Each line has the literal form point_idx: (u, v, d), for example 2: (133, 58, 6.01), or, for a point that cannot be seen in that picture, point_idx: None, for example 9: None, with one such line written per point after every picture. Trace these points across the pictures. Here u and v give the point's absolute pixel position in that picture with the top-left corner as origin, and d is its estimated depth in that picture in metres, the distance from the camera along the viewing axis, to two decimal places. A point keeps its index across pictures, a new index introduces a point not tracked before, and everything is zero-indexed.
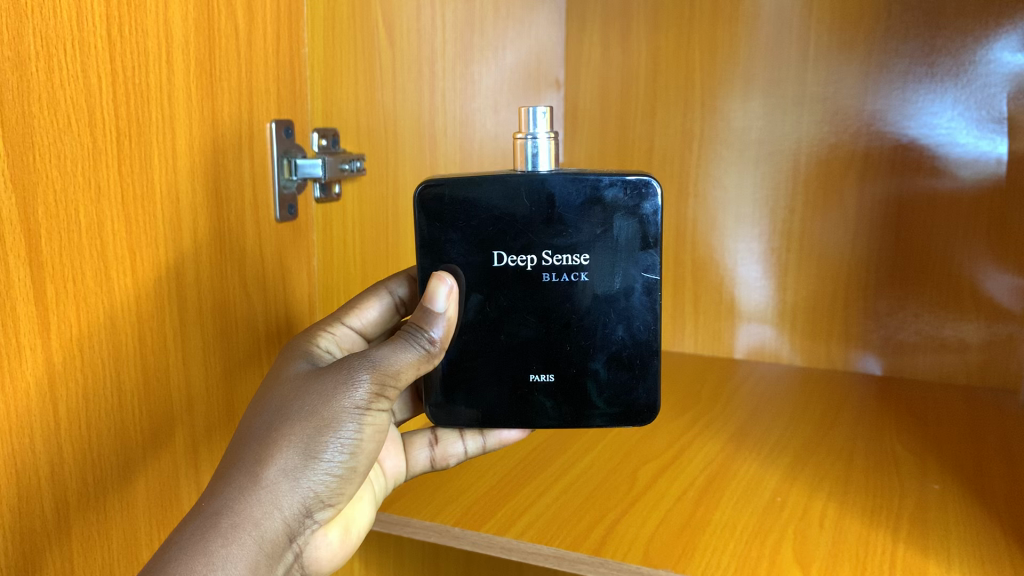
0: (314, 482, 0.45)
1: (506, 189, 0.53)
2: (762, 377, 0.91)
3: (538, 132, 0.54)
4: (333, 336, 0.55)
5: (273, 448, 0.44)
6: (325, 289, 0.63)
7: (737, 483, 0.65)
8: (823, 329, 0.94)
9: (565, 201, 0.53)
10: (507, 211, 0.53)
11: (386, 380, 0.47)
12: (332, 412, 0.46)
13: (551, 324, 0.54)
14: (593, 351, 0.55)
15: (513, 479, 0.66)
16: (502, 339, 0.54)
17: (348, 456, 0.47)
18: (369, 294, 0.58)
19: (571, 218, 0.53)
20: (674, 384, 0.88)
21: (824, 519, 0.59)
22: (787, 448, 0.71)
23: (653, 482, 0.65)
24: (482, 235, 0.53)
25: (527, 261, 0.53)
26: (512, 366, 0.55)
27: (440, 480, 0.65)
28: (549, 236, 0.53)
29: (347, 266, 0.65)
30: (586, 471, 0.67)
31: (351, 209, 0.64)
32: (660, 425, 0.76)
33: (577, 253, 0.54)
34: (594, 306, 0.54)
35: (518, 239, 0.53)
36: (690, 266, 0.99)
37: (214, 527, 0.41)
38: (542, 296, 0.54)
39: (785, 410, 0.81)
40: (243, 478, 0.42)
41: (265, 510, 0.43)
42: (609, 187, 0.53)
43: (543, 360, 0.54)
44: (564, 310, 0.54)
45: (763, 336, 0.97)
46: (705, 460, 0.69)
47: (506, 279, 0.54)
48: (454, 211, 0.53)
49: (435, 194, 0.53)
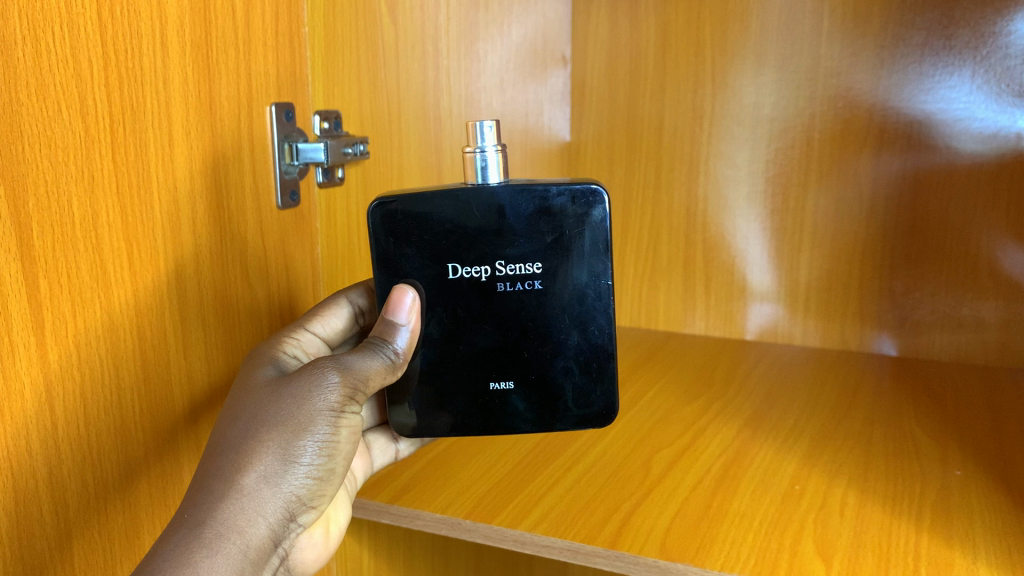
0: (296, 486, 0.46)
1: (456, 202, 0.53)
2: (776, 359, 0.89)
3: (487, 146, 0.53)
4: (298, 345, 0.53)
5: (252, 455, 0.44)
6: (328, 277, 0.61)
7: (753, 470, 0.63)
8: (838, 309, 0.92)
9: (515, 212, 0.53)
10: (461, 223, 0.53)
11: (355, 384, 0.48)
12: (308, 417, 0.46)
13: (509, 333, 0.55)
14: (552, 355, 0.55)
15: (522, 470, 0.64)
16: (465, 345, 0.55)
17: (326, 460, 0.47)
18: (332, 301, 0.56)
19: (522, 229, 0.54)
20: (686, 367, 0.86)
21: (844, 508, 0.58)
22: (804, 435, 0.70)
23: (669, 470, 0.63)
24: (435, 249, 0.54)
25: (482, 272, 0.54)
26: (474, 371, 0.55)
27: (449, 471, 0.64)
28: (502, 246, 0.54)
29: (351, 252, 0.63)
30: (597, 461, 0.65)
31: (355, 194, 0.62)
32: (672, 410, 0.75)
33: (529, 263, 0.54)
34: (551, 315, 0.55)
35: (471, 250, 0.54)
36: (700, 247, 0.97)
37: (198, 537, 0.41)
38: (498, 306, 0.55)
39: (800, 393, 0.79)
40: (225, 486, 0.43)
41: (248, 518, 0.44)
42: (556, 196, 0.53)
43: (504, 364, 0.55)
44: (520, 319, 0.55)
45: (774, 316, 0.95)
46: (720, 448, 0.67)
47: (465, 289, 0.54)
48: (410, 226, 0.53)
49: (392, 211, 0.53)
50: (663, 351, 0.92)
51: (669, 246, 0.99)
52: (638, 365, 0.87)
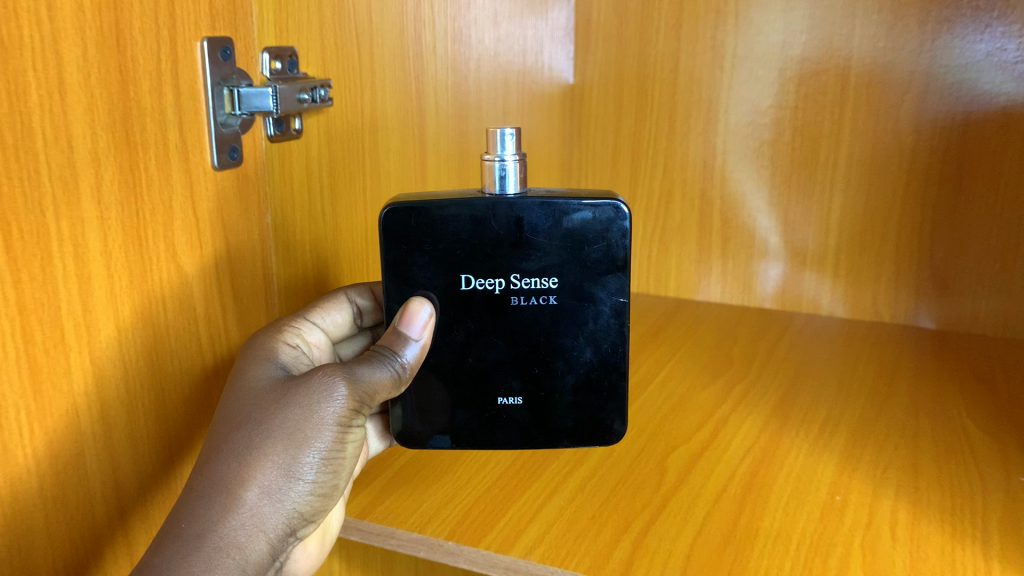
0: (298, 501, 0.43)
1: (473, 214, 0.49)
2: (803, 331, 0.80)
3: (508, 156, 0.49)
4: (301, 335, 0.50)
5: (253, 467, 0.41)
6: (285, 249, 0.51)
7: (786, 477, 0.54)
8: (870, 275, 0.83)
9: (533, 225, 0.50)
10: (478, 234, 0.49)
11: (363, 399, 0.45)
12: (314, 429, 0.43)
13: (520, 349, 0.51)
14: (564, 373, 0.52)
15: (518, 475, 0.55)
16: (472, 359, 0.51)
17: (330, 475, 0.44)
18: (336, 296, 0.54)
19: (539, 243, 0.50)
20: (702, 342, 0.77)
21: (895, 527, 0.49)
22: (841, 429, 0.60)
23: (687, 474, 0.54)
24: (450, 260, 0.50)
25: (495, 285, 0.50)
26: (480, 386, 0.52)
27: (433, 479, 0.54)
28: (518, 258, 0.50)
29: (314, 219, 0.53)
30: (603, 463, 0.56)
31: (316, 150, 0.52)
32: (688, 396, 0.65)
33: (545, 277, 0.50)
34: (564, 331, 0.51)
35: (485, 263, 0.50)
36: (718, 204, 0.87)
37: (195, 553, 0.38)
38: (509, 320, 0.51)
39: (832, 375, 0.70)
40: (224, 498, 0.40)
41: (247, 533, 0.40)
42: (577, 212, 0.50)
43: (512, 379, 0.52)
44: (532, 335, 0.51)
45: (800, 283, 0.86)
46: (745, 445, 0.58)
47: (476, 302, 0.50)
48: (424, 235, 0.49)
49: (405, 218, 0.49)
50: (676, 322, 0.82)
51: (683, 203, 0.89)
52: (648, 340, 0.77)
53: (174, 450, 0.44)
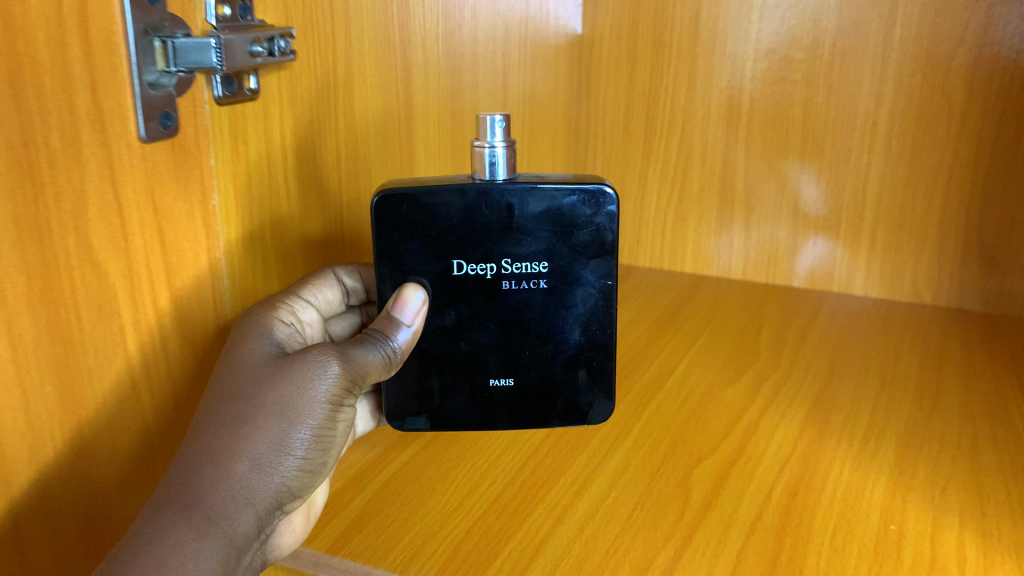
0: (287, 478, 0.39)
1: (464, 199, 0.45)
2: (835, 315, 0.72)
3: (499, 142, 0.45)
4: (296, 314, 0.45)
5: (239, 443, 0.38)
6: (239, 235, 0.42)
7: (830, 500, 0.46)
8: (910, 252, 0.74)
9: (525, 210, 0.46)
10: (469, 219, 0.45)
11: (356, 377, 0.41)
12: (304, 404, 0.39)
13: (512, 336, 0.47)
14: (559, 358, 0.48)
15: (519, 493, 0.47)
16: (463, 345, 0.47)
17: (319, 452, 0.41)
18: (328, 273, 0.49)
19: (530, 226, 0.46)
20: (724, 329, 0.68)
21: (965, 570, 0.41)
22: (889, 438, 0.52)
23: (715, 495, 0.46)
24: (441, 247, 0.45)
25: (487, 270, 0.46)
26: (469, 371, 0.47)
27: (420, 500, 0.47)
28: (511, 241, 0.46)
29: (276, 196, 0.44)
30: (616, 480, 0.48)
31: (276, 113, 0.43)
32: (710, 395, 0.58)
33: (538, 259, 0.46)
34: (558, 317, 0.47)
35: (478, 249, 0.46)
36: (742, 171, 0.78)
37: (180, 523, 0.35)
38: (502, 306, 0.47)
39: (872, 368, 0.62)
40: (211, 468, 0.37)
41: (235, 505, 0.37)
42: (567, 194, 0.46)
43: (504, 361, 0.47)
44: (525, 322, 0.47)
45: (832, 259, 0.77)
46: (779, 458, 0.50)
47: (468, 287, 0.46)
48: (415, 221, 0.45)
49: (396, 205, 0.45)
50: (695, 304, 0.74)
51: (702, 169, 0.80)
52: (662, 325, 0.69)
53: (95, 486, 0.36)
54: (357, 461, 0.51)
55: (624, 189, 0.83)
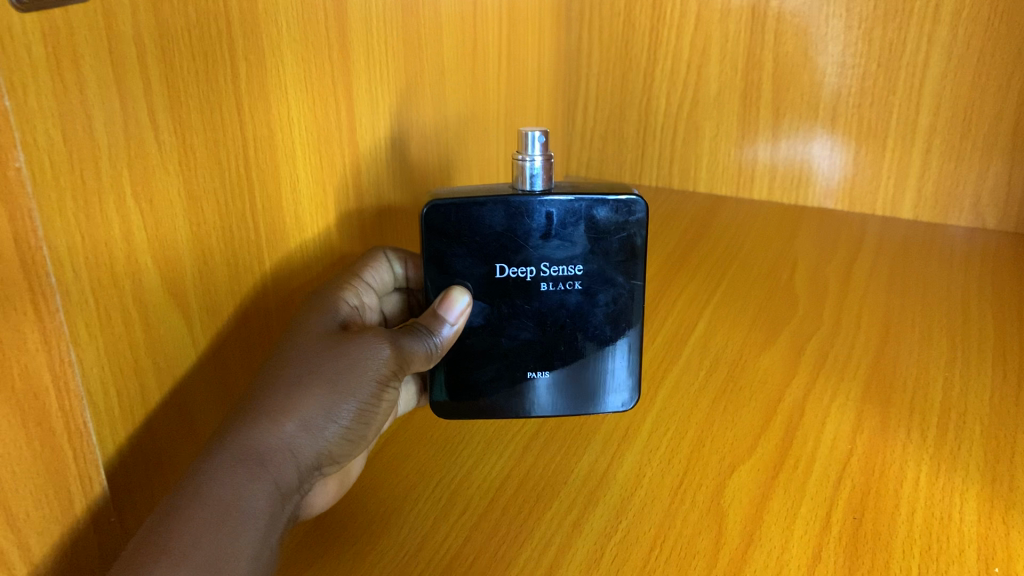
0: (328, 451, 0.33)
1: (507, 209, 0.36)
2: (882, 247, 0.59)
3: (541, 154, 0.37)
4: (354, 299, 0.39)
5: (286, 404, 0.31)
6: (72, 208, 0.28)
7: (908, 524, 0.35)
8: (973, 166, 0.61)
9: (566, 220, 0.37)
10: (515, 225, 0.37)
11: (405, 357, 0.35)
12: (352, 377, 0.33)
13: (546, 343, 0.38)
14: (605, 367, 0.39)
15: (498, 534, 0.35)
16: (501, 345, 0.38)
17: (361, 428, 0.34)
18: (383, 251, 0.42)
19: (568, 232, 0.37)
20: (750, 270, 0.56)
21: None
22: (971, 430, 0.41)
23: (761, 525, 0.35)
24: (479, 258, 0.37)
25: (525, 276, 0.37)
26: (507, 369, 0.39)
27: (364, 545, 0.34)
28: (554, 248, 0.37)
29: (146, 144, 0.30)
30: (628, 501, 0.37)
31: (123, 17, 0.28)
32: (741, 370, 0.45)
33: (576, 264, 0.37)
34: (602, 332, 0.39)
35: (519, 258, 0.37)
36: (770, 69, 0.63)
37: (208, 493, 0.29)
38: (541, 315, 0.38)
39: (937, 325, 0.49)
40: (246, 434, 0.30)
41: (272, 473, 0.31)
42: (603, 206, 0.37)
43: (547, 354, 0.39)
44: (561, 329, 0.38)
45: (876, 175, 0.64)
46: (838, 465, 0.39)
47: (506, 296, 0.37)
48: (453, 234, 0.37)
49: (442, 214, 0.36)
50: (712, 235, 0.61)
51: (721, 67, 0.64)
52: (676, 266, 0.57)
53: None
54: None
55: (625, 93, 0.68)
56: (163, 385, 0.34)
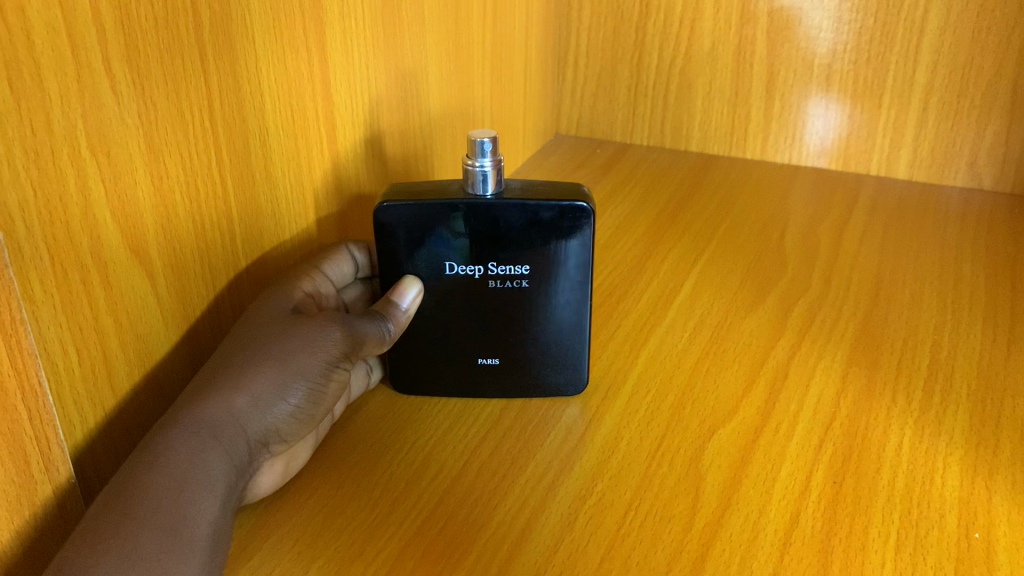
0: (281, 427, 0.32)
1: (457, 212, 0.36)
2: (875, 207, 0.58)
3: (491, 160, 0.35)
4: (311, 287, 0.38)
5: (238, 381, 0.32)
6: (18, 160, 0.27)
7: (886, 484, 0.35)
8: (972, 124, 0.59)
9: (514, 224, 0.37)
10: (463, 228, 0.36)
11: (357, 341, 0.35)
12: (299, 357, 0.33)
13: (494, 333, 0.39)
14: (555, 361, 0.40)
15: (469, 499, 0.34)
16: (451, 331, 0.39)
17: (314, 408, 0.34)
18: (347, 246, 0.41)
19: (515, 234, 0.37)
20: (741, 230, 0.55)
21: None
22: (958, 393, 0.40)
23: (738, 488, 0.34)
24: (428, 254, 0.37)
25: (474, 272, 0.37)
26: (457, 353, 0.39)
27: (330, 510, 0.34)
28: (501, 250, 0.37)
29: (104, 92, 0.29)
30: (603, 463, 0.36)
31: None
32: (725, 331, 0.45)
33: (523, 264, 0.37)
34: (546, 330, 0.39)
35: (467, 256, 0.37)
36: (765, 23, 0.61)
37: (154, 467, 0.29)
38: (490, 310, 0.38)
39: (928, 286, 0.48)
40: (193, 413, 0.30)
41: (222, 451, 0.30)
42: (550, 211, 0.36)
43: (495, 342, 0.39)
44: (508, 321, 0.39)
45: (871, 131, 0.62)
46: (816, 425, 0.38)
47: (453, 291, 0.38)
48: (405, 234, 0.37)
49: (393, 215, 0.36)
50: (703, 194, 0.60)
51: (715, 20, 0.63)
52: (666, 225, 0.56)
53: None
54: None
55: (616, 49, 0.66)
56: (125, 343, 0.33)
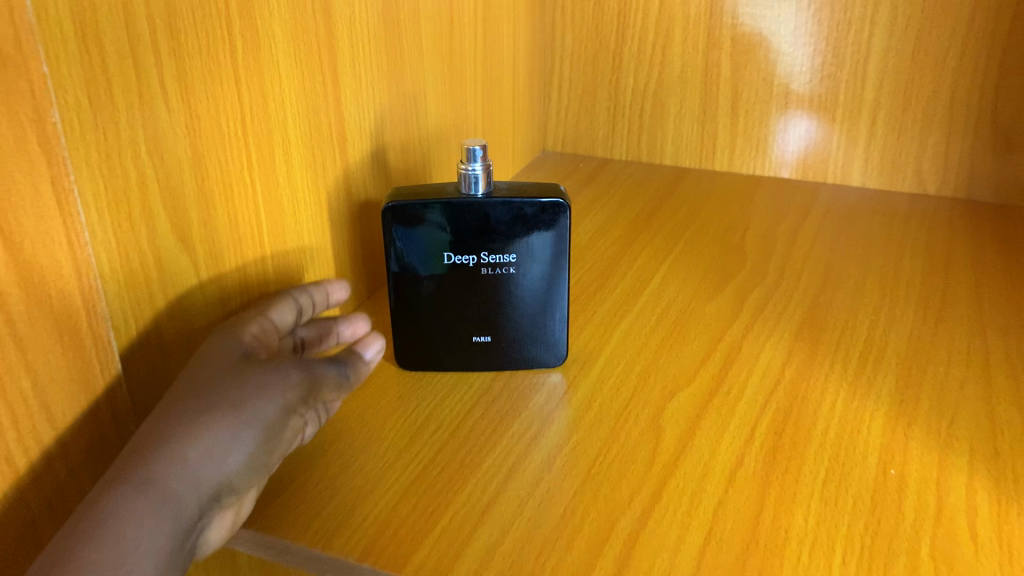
0: (233, 480, 0.32)
1: (454, 210, 0.42)
2: (830, 210, 0.64)
3: (481, 165, 0.42)
4: (257, 330, 0.39)
5: (188, 435, 0.31)
6: (99, 159, 0.33)
7: (819, 433, 0.41)
8: (915, 135, 0.66)
9: (502, 219, 0.43)
10: (459, 223, 0.43)
11: (314, 385, 0.35)
12: (252, 407, 0.33)
13: (486, 314, 0.45)
14: (539, 338, 0.46)
15: (464, 448, 0.40)
16: (449, 314, 0.45)
17: (268, 455, 0.33)
18: (291, 294, 0.43)
19: (503, 228, 0.43)
20: (707, 232, 0.61)
21: (975, 522, 0.36)
22: (888, 362, 0.46)
23: (691, 437, 0.41)
24: (429, 247, 0.43)
25: (469, 261, 0.44)
26: (454, 333, 0.45)
27: (345, 461, 0.40)
28: (492, 241, 0.43)
29: (161, 106, 0.36)
30: (579, 420, 0.42)
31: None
32: (689, 315, 0.51)
33: (511, 253, 0.44)
34: (530, 311, 0.45)
35: (463, 248, 0.43)
36: (728, 47, 0.68)
37: (94, 533, 0.28)
38: (483, 293, 0.45)
39: (870, 276, 0.55)
40: (141, 474, 0.30)
41: (170, 508, 0.30)
42: (532, 207, 0.43)
43: (487, 321, 0.45)
44: (498, 303, 0.45)
45: (826, 143, 0.69)
46: (762, 388, 0.44)
47: (452, 278, 0.44)
48: (410, 230, 0.43)
49: (399, 213, 0.42)
50: (674, 202, 0.66)
51: (683, 45, 0.69)
52: (640, 229, 0.62)
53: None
54: None
55: (595, 73, 0.73)
56: (176, 318, 0.39)
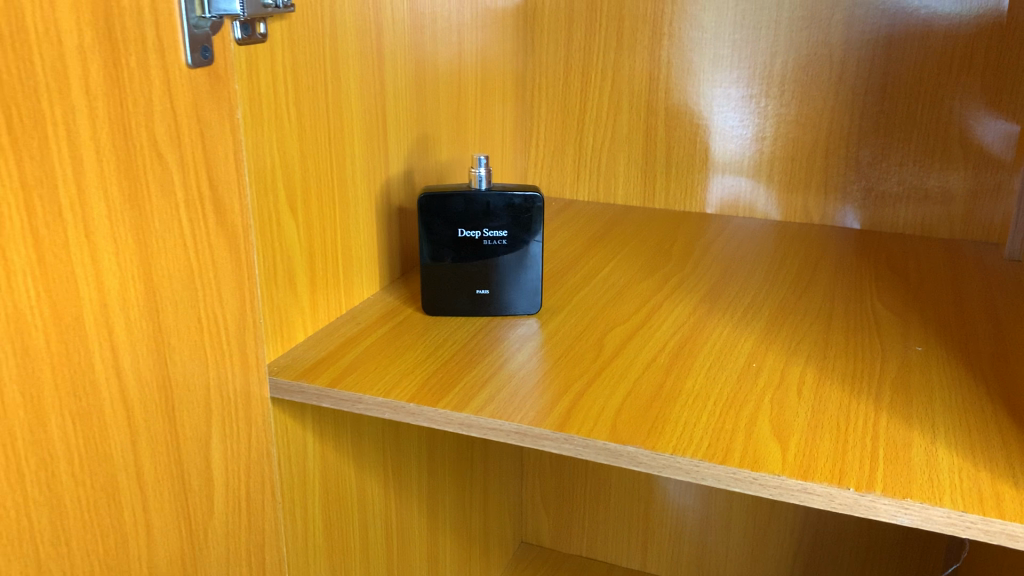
0: None
1: (467, 199, 0.63)
2: (737, 233, 0.86)
3: (484, 168, 0.63)
4: None
5: None
6: (255, 147, 0.53)
7: (709, 348, 0.61)
8: (802, 180, 0.88)
9: (498, 206, 0.64)
10: (470, 208, 0.64)
11: None
12: None
13: (486, 273, 0.65)
14: (521, 292, 0.66)
15: (471, 352, 0.61)
16: (461, 272, 0.65)
17: None
18: None
19: (499, 212, 0.64)
20: (645, 244, 0.82)
21: (802, 388, 0.56)
22: (762, 314, 0.67)
23: (623, 348, 0.61)
24: (449, 225, 0.64)
25: (475, 235, 0.64)
26: (463, 287, 0.65)
27: (392, 359, 0.60)
28: (491, 221, 0.64)
29: (287, 120, 0.56)
30: (548, 341, 0.62)
31: (281, 53, 0.55)
32: (627, 288, 0.71)
33: (503, 230, 0.64)
34: (516, 273, 0.65)
35: (472, 226, 0.64)
36: (662, 115, 0.91)
37: None
38: (484, 259, 0.65)
39: (760, 269, 0.76)
40: None
41: None
42: (518, 199, 0.64)
43: (486, 279, 0.65)
44: (494, 265, 0.65)
45: (738, 188, 0.91)
46: (674, 326, 0.64)
47: (463, 247, 0.65)
48: (437, 212, 0.64)
49: (430, 200, 0.63)
50: (621, 227, 0.88)
51: (630, 114, 0.92)
52: (596, 242, 0.83)
53: (163, 334, 0.47)
54: (347, 330, 0.64)
55: (564, 136, 0.95)
56: (285, 263, 0.58)
